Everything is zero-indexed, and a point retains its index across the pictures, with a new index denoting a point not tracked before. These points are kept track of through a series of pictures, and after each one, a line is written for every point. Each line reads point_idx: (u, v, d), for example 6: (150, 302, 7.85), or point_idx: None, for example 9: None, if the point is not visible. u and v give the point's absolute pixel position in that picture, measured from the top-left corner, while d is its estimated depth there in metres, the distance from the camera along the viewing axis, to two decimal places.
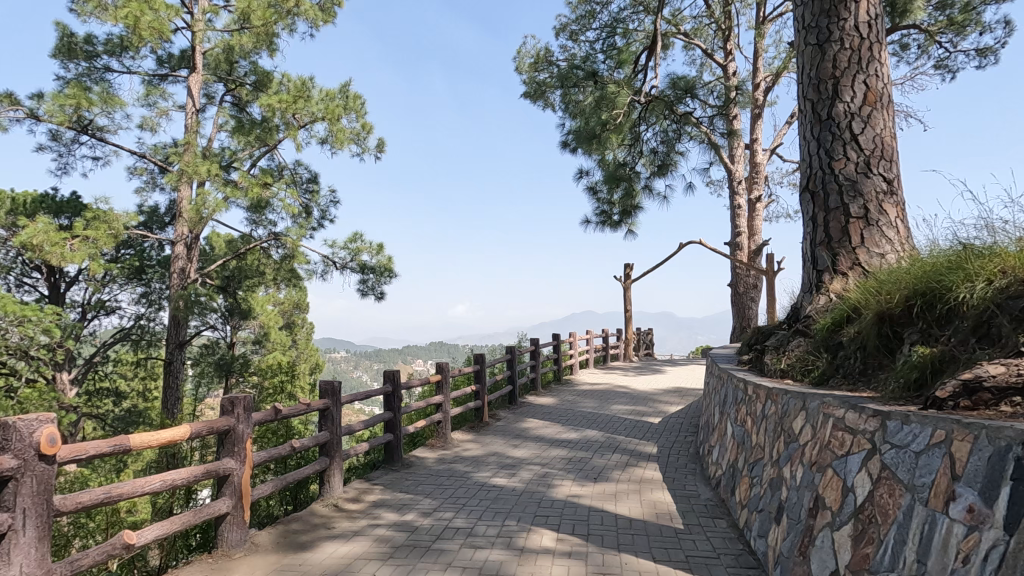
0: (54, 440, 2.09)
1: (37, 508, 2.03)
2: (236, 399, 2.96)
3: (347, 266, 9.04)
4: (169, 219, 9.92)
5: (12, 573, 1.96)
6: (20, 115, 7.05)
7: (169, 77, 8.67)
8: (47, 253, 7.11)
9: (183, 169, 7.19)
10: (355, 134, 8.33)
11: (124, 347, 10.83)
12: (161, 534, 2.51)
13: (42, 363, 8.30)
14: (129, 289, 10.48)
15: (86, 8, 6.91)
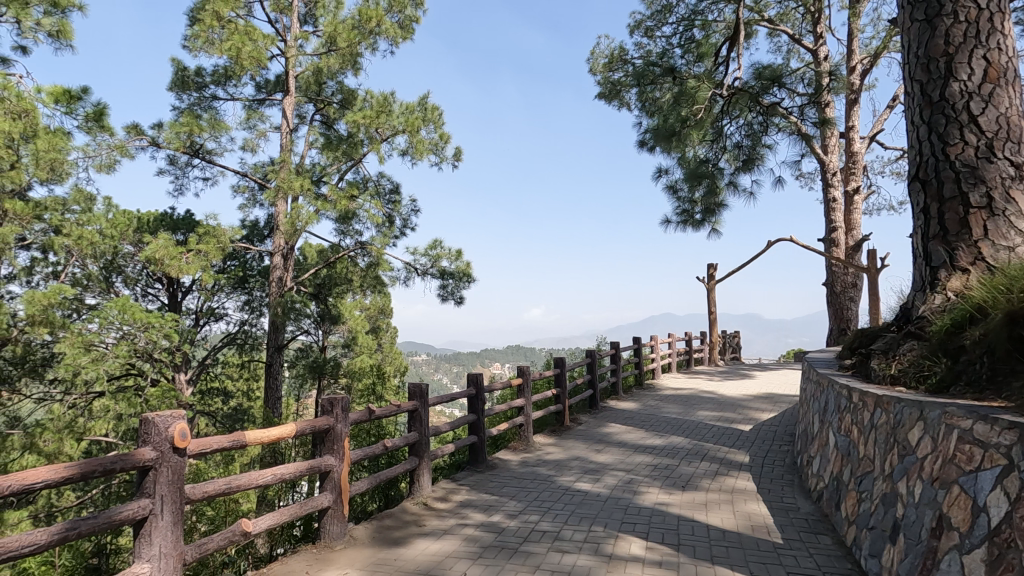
0: (184, 435, 2.33)
1: (172, 495, 2.27)
2: (335, 399, 3.16)
3: (428, 272, 9.33)
4: (268, 232, 10.73)
5: (154, 553, 2.21)
6: (144, 144, 7.91)
7: (266, 101, 9.39)
8: (167, 266, 7.92)
9: (280, 185, 7.73)
10: (434, 144, 8.61)
11: (231, 351, 11.82)
12: (274, 523, 2.72)
13: (164, 365, 9.23)
14: (235, 297, 11.44)
15: (196, 44, 7.63)
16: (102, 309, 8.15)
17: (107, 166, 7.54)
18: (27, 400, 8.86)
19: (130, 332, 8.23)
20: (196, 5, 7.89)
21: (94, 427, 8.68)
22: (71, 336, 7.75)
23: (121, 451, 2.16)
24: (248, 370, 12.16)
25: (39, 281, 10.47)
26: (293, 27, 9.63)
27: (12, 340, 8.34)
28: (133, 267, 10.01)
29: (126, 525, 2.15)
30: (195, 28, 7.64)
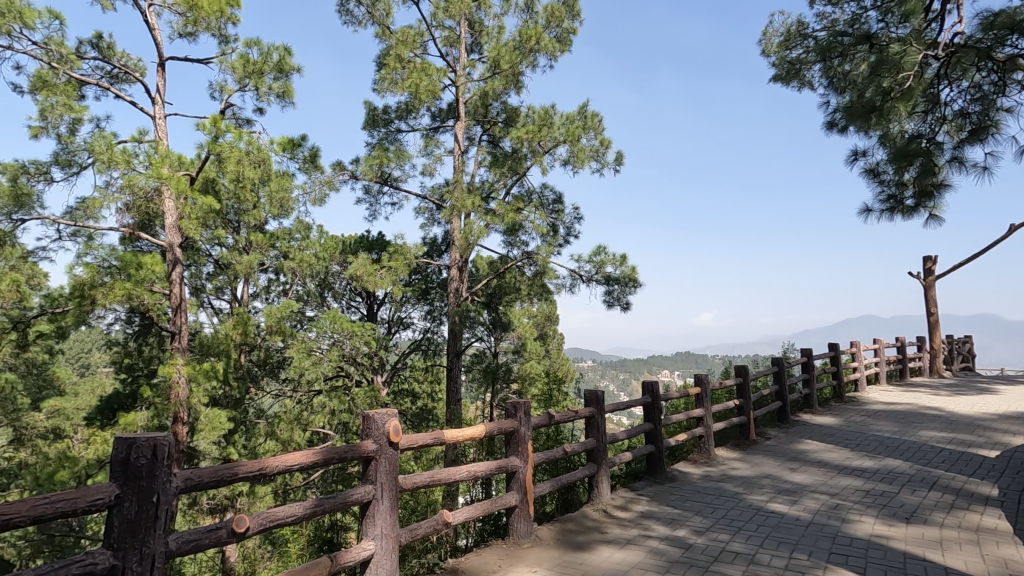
0: (397, 431, 2.65)
1: (390, 483, 2.60)
2: (518, 404, 3.33)
3: (593, 279, 9.35)
4: (445, 247, 11.68)
5: (376, 532, 2.54)
6: (347, 177, 9.20)
7: (441, 128, 10.29)
8: (366, 281, 9.09)
9: (454, 204, 8.38)
10: (595, 151, 8.63)
11: (417, 356, 13.10)
12: (469, 516, 2.97)
13: (366, 368, 10.55)
14: (420, 308, 12.68)
15: (384, 86, 8.68)
16: (319, 320, 9.66)
17: (319, 199, 8.93)
18: (268, 395, 10.82)
19: (339, 339, 9.57)
20: (382, 52, 8.99)
21: (315, 420, 10.29)
22: (297, 343, 9.30)
23: (351, 442, 2.55)
24: (432, 374, 13.36)
25: (275, 298, 12.76)
26: (462, 57, 10.44)
27: (258, 347, 10.29)
28: (340, 284, 11.67)
29: (356, 506, 2.52)
30: (382, 72, 8.70)
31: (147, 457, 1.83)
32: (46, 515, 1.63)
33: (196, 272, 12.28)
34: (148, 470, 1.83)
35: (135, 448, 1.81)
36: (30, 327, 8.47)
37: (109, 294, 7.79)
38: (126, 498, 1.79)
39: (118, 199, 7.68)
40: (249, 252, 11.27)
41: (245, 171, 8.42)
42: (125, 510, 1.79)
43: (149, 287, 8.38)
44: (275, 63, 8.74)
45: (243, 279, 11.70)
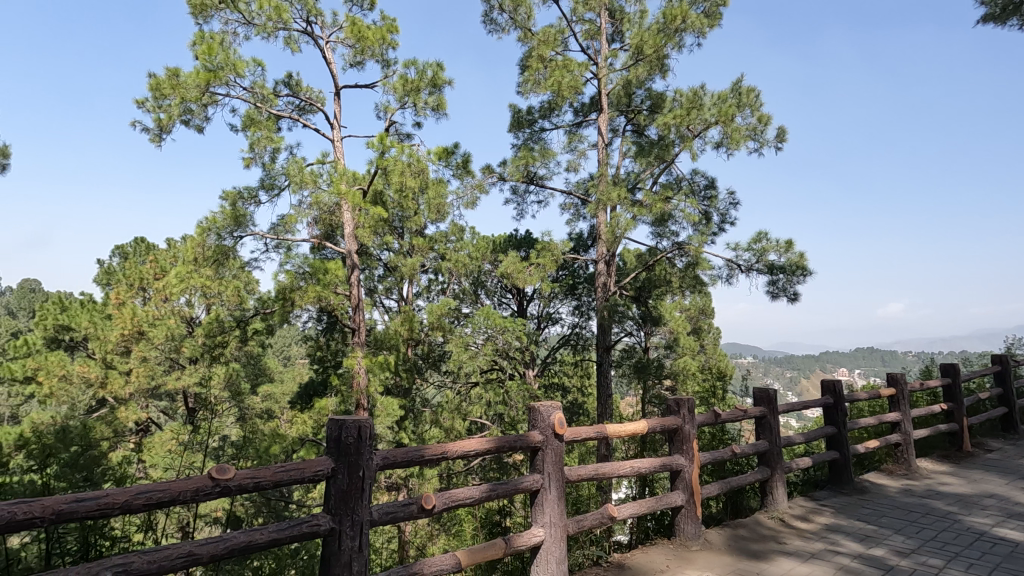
0: (562, 423, 2.74)
1: (557, 473, 2.68)
2: (681, 400, 3.22)
3: (753, 268, 8.63)
4: (591, 242, 11.63)
5: (545, 520, 2.63)
6: (495, 180, 9.60)
7: (584, 122, 10.26)
8: (516, 278, 9.42)
9: (600, 198, 8.29)
10: (752, 130, 7.95)
11: (566, 351, 13.25)
12: (635, 513, 2.94)
13: (518, 362, 10.89)
14: (568, 303, 12.81)
15: (527, 87, 8.90)
16: (474, 317, 10.26)
17: (471, 202, 9.45)
18: (432, 386, 11.76)
19: (493, 334, 10.04)
20: (525, 54, 9.20)
21: (473, 410, 10.94)
22: (456, 338, 9.97)
23: (519, 432, 2.70)
24: (581, 368, 13.41)
25: (435, 296, 13.80)
26: (603, 48, 10.27)
27: (422, 341, 11.23)
28: (492, 282, 12.24)
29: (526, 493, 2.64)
30: (525, 74, 8.91)
31: (354, 436, 2.16)
32: (284, 480, 2.00)
33: (369, 275, 13.76)
34: (355, 448, 2.15)
35: (344, 428, 2.14)
36: (248, 324, 10.21)
37: (304, 296, 9.16)
38: (339, 470, 2.12)
39: (308, 214, 8.93)
40: (412, 255, 12.34)
41: (407, 181, 9.23)
42: (339, 481, 2.12)
43: (334, 289, 9.61)
44: (429, 79, 9.43)
45: (408, 280, 12.85)
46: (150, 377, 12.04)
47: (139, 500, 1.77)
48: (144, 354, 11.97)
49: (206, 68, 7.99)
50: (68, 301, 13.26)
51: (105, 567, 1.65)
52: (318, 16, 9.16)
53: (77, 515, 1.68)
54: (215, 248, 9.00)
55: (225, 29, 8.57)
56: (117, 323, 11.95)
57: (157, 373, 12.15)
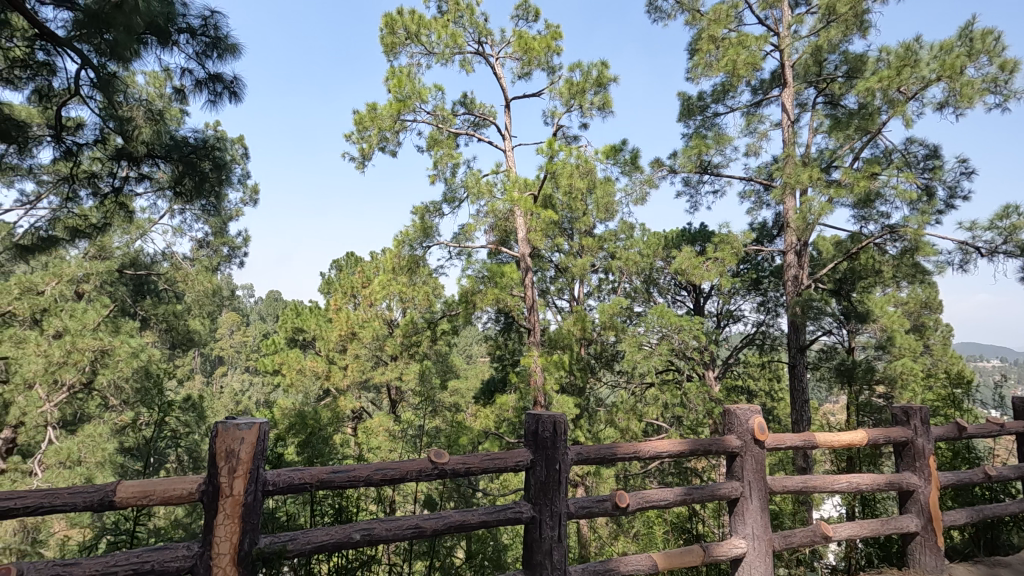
0: (762, 428, 2.81)
1: (757, 482, 2.74)
2: (911, 410, 2.95)
3: (999, 251, 7.03)
4: (777, 231, 10.54)
5: (746, 530, 2.70)
6: (666, 173, 9.24)
7: (764, 101, 9.36)
8: (692, 274, 8.94)
9: (786, 181, 7.46)
10: (991, 81, 6.47)
11: (751, 351, 12.19)
12: (855, 534, 2.73)
13: (696, 363, 10.34)
14: (751, 299, 11.78)
15: (697, 72, 8.39)
16: (647, 316, 9.98)
17: (641, 198, 9.24)
18: (606, 385, 11.70)
19: (668, 334, 9.65)
20: (694, 37, 8.67)
21: (649, 411, 10.63)
22: (629, 337, 9.81)
23: (715, 436, 2.81)
24: (769, 371, 12.21)
25: (606, 295, 13.75)
26: (785, 16, 9.22)
27: (595, 341, 11.27)
28: (666, 279, 11.78)
29: (725, 500, 2.74)
30: (694, 58, 8.41)
31: (550, 431, 2.38)
32: (489, 467, 2.28)
33: (542, 276, 14.21)
34: (551, 442, 2.37)
35: (541, 423, 2.39)
36: (437, 325, 11.26)
37: (484, 299, 9.82)
38: (537, 462, 2.37)
39: (485, 222, 9.57)
40: (582, 256, 12.46)
41: (575, 182, 9.28)
42: (538, 473, 2.36)
43: (510, 291, 10.10)
44: (594, 79, 9.44)
45: (579, 280, 13.00)
46: (361, 372, 13.96)
47: (377, 475, 2.14)
48: (357, 352, 13.95)
49: (397, 99, 9.02)
50: (301, 307, 15.99)
51: (355, 530, 2.08)
52: (488, 36, 9.76)
53: (334, 483, 2.08)
54: (408, 258, 10.12)
55: (411, 61, 9.59)
56: (336, 325, 14.07)
57: (366, 367, 14.05)
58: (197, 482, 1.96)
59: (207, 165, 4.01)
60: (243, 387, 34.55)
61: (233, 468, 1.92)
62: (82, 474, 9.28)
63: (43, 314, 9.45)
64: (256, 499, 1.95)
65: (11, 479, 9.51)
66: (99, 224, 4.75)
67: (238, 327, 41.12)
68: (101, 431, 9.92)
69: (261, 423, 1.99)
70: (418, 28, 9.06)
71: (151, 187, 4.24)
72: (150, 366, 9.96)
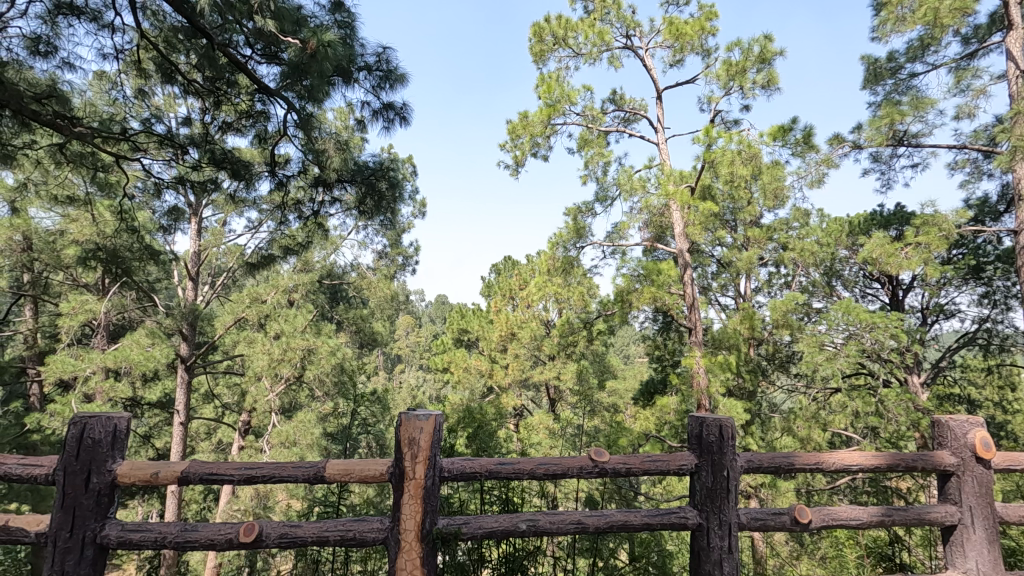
0: (988, 445, 2.36)
1: (982, 509, 2.35)
2: None
3: None
4: (1005, 207, 8.62)
5: (971, 565, 2.32)
6: (848, 149, 8.13)
7: (980, 50, 7.75)
8: (886, 264, 7.72)
9: (1016, 144, 6.04)
10: None
11: (971, 353, 10.14)
12: None
13: (895, 366, 8.92)
14: (969, 290, 9.81)
15: (886, 29, 7.25)
16: (830, 312, 8.85)
17: (817, 180, 8.26)
18: (781, 390, 10.68)
19: (857, 332, 8.47)
20: None
21: (836, 420, 9.41)
22: (808, 337, 8.80)
23: (924, 450, 2.44)
24: (998, 377, 10.08)
25: (778, 291, 12.52)
26: None
27: (766, 340, 10.31)
28: (851, 271, 10.38)
29: (938, 526, 2.39)
30: (882, 13, 7.27)
31: (716, 435, 2.27)
32: (652, 470, 2.23)
33: (703, 272, 13.44)
34: (718, 446, 2.25)
35: (705, 427, 2.28)
36: (593, 326, 11.23)
37: (640, 297, 9.57)
38: (703, 468, 2.26)
39: (639, 219, 9.33)
40: (748, 248, 11.51)
41: (738, 170, 8.55)
42: (703, 478, 2.26)
43: (668, 289, 9.69)
44: (756, 56, 8.67)
45: (745, 275, 12.03)
46: (521, 371, 14.56)
47: (540, 470, 2.23)
48: (516, 351, 14.53)
49: (547, 104, 9.22)
50: (465, 310, 17.12)
51: (521, 520, 2.19)
52: (637, 28, 9.51)
53: (501, 474, 2.20)
54: (563, 259, 10.28)
55: (559, 65, 9.73)
56: (497, 326, 14.77)
57: (526, 367, 14.63)
58: (386, 464, 2.22)
59: (384, 185, 4.53)
60: (419, 383, 38.11)
61: (415, 454, 2.14)
62: (296, 453, 11.00)
63: (266, 319, 11.39)
64: (434, 483, 2.16)
65: (247, 454, 11.63)
66: (303, 242, 5.60)
67: (413, 329, 45.50)
68: (309, 418, 11.64)
69: (437, 415, 2.18)
70: (565, 32, 9.16)
71: (341, 208, 4.90)
72: (344, 364, 11.44)
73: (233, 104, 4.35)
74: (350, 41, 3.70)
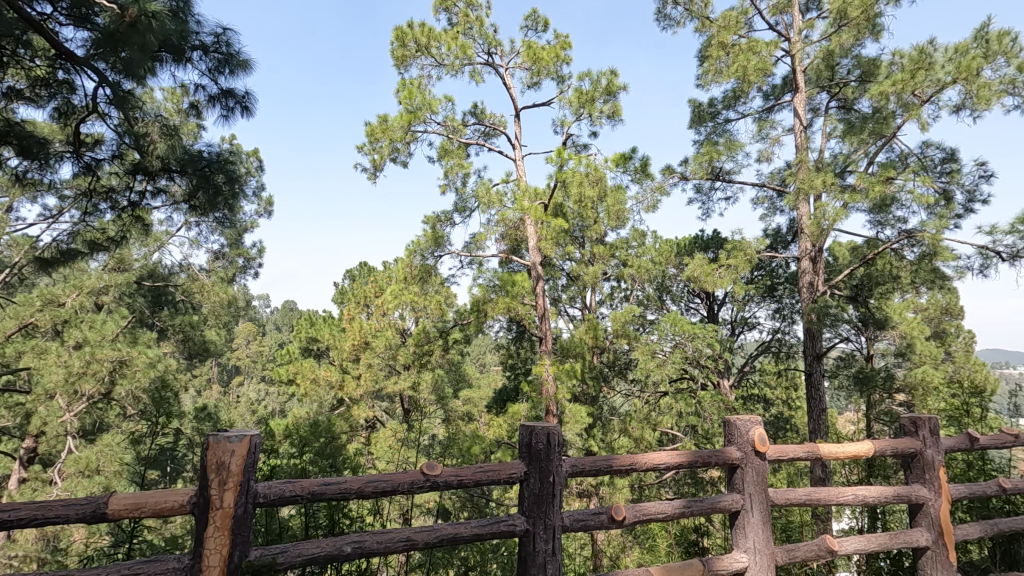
0: (763, 440, 2.82)
1: (759, 495, 2.76)
2: (919, 422, 3.29)
3: (1018, 256, 5.84)
4: (791, 238, 10.41)
5: (749, 545, 2.72)
6: (677, 179, 9.19)
7: (775, 106, 9.28)
8: (704, 281, 8.82)
9: (800, 186, 7.24)
10: (1010, 83, 5.64)
11: (767, 359, 11.98)
12: (860, 547, 2.95)
13: (711, 371, 10.19)
14: (765, 306, 11.63)
15: (707, 78, 8.32)
16: (661, 323, 9.85)
17: (652, 205, 9.20)
18: (619, 394, 11.63)
19: (681, 341, 9.53)
20: (704, 44, 8.57)
21: (664, 421, 10.51)
22: (641, 346, 9.72)
23: (717, 447, 2.81)
24: (786, 379, 12.05)
25: (618, 303, 13.68)
26: (796, 21, 8.50)
27: (608, 349, 11.12)
28: (678, 287, 11.72)
29: (727, 512, 2.76)
30: (704, 64, 8.35)
31: (543, 442, 2.37)
32: (482, 480, 2.27)
33: (554, 285, 14.21)
34: (544, 453, 2.36)
35: (534, 435, 2.38)
36: (449, 335, 11.26)
37: (495, 307, 9.83)
38: (531, 474, 2.36)
39: (496, 231, 9.57)
40: (594, 264, 12.44)
41: (586, 191, 9.21)
42: (532, 485, 2.35)
43: (522, 300, 10.09)
44: (604, 88, 9.45)
45: (591, 288, 12.97)
46: (374, 381, 14.03)
47: (369, 487, 2.15)
48: (369, 361, 13.95)
49: (408, 110, 9.11)
50: (315, 317, 16.14)
51: (347, 542, 2.08)
52: (498, 47, 9.83)
53: (325, 495, 2.08)
54: (420, 268, 10.16)
55: (422, 73, 9.67)
56: (349, 335, 14.12)
57: (379, 377, 14.13)
58: (188, 494, 1.98)
59: (220, 179, 4.05)
60: (259, 397, 34.87)
61: (223, 481, 1.93)
62: (100, 483, 9.38)
63: (63, 326, 9.62)
64: (246, 511, 1.97)
65: (30, 488, 9.65)
66: (117, 237, 4.83)
67: (254, 337, 41.75)
68: (119, 441, 10.03)
69: (252, 434, 2.00)
70: (427, 41, 9.16)
71: (167, 200, 4.30)
72: (165, 376, 10.03)
73: (26, 69, 3.62)
74: (182, 15, 3.29)
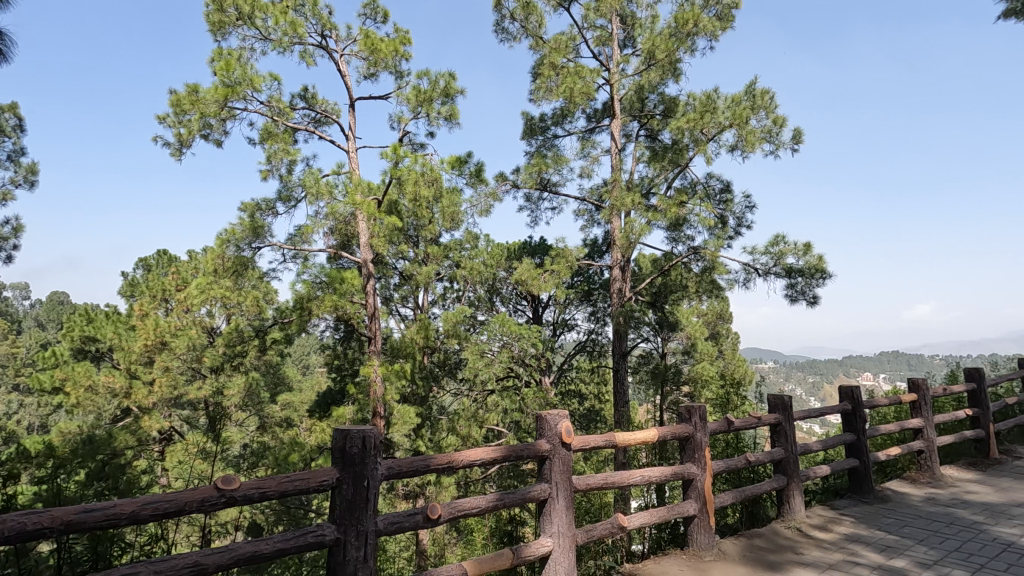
0: (569, 432, 3.08)
1: (564, 482, 3.01)
2: (692, 409, 3.86)
3: (769, 273, 7.24)
4: (606, 248, 11.57)
5: (553, 529, 2.94)
6: (509, 187, 9.60)
7: (596, 128, 10.23)
8: (530, 284, 9.35)
9: (613, 203, 8.07)
10: (767, 132, 6.99)
11: (583, 357, 13.12)
12: (645, 522, 3.38)
13: (534, 369, 10.84)
14: (582, 309, 12.74)
15: (539, 95, 8.84)
16: (490, 324, 10.19)
17: (485, 210, 9.50)
18: (448, 394, 11.74)
19: (508, 341, 9.99)
20: (537, 62, 9.11)
21: (490, 418, 10.89)
22: (471, 346, 9.94)
23: (529, 440, 2.99)
24: (598, 376, 13.32)
25: (451, 304, 13.84)
26: (615, 54, 9.49)
27: (438, 349, 11.18)
28: (507, 289, 12.26)
29: (536, 501, 2.96)
30: (537, 82, 8.86)
31: (358, 446, 2.30)
32: (289, 490, 2.11)
33: (386, 283, 13.86)
34: (359, 458, 2.29)
35: (349, 439, 2.29)
36: (266, 334, 10.29)
37: (320, 305, 9.26)
38: (344, 480, 2.26)
39: (324, 224, 9.01)
40: (427, 263, 12.42)
41: (422, 190, 9.17)
42: (344, 490, 2.25)
43: (351, 298, 9.66)
44: (441, 89, 9.51)
45: (424, 288, 12.93)
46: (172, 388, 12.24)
47: (147, 510, 1.86)
48: (166, 365, 12.13)
49: (224, 83, 8.15)
50: (94, 312, 13.56)
51: None
52: (333, 30, 9.32)
53: (85, 525, 1.75)
54: (234, 259, 9.14)
55: (243, 45, 8.75)
56: (140, 334, 12.13)
57: (179, 383, 12.38)
58: None
59: None
60: (9, 410, 28.12)
61: None
62: None
63: None
64: None
65: None
66: None
67: (6, 335, 33.63)
68: None
69: None
70: (251, 10, 8.30)
71: None
72: None
73: None
74: None
